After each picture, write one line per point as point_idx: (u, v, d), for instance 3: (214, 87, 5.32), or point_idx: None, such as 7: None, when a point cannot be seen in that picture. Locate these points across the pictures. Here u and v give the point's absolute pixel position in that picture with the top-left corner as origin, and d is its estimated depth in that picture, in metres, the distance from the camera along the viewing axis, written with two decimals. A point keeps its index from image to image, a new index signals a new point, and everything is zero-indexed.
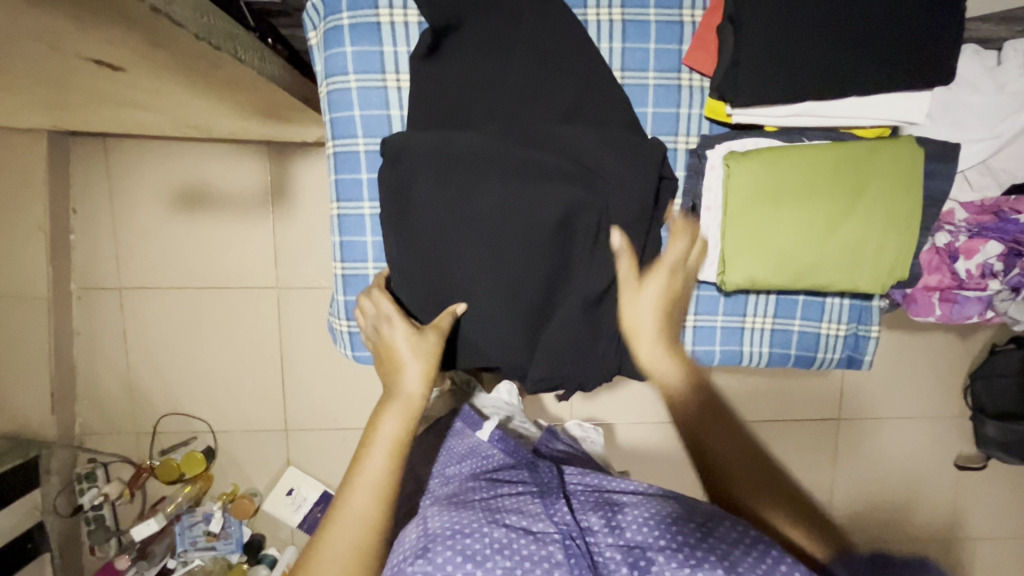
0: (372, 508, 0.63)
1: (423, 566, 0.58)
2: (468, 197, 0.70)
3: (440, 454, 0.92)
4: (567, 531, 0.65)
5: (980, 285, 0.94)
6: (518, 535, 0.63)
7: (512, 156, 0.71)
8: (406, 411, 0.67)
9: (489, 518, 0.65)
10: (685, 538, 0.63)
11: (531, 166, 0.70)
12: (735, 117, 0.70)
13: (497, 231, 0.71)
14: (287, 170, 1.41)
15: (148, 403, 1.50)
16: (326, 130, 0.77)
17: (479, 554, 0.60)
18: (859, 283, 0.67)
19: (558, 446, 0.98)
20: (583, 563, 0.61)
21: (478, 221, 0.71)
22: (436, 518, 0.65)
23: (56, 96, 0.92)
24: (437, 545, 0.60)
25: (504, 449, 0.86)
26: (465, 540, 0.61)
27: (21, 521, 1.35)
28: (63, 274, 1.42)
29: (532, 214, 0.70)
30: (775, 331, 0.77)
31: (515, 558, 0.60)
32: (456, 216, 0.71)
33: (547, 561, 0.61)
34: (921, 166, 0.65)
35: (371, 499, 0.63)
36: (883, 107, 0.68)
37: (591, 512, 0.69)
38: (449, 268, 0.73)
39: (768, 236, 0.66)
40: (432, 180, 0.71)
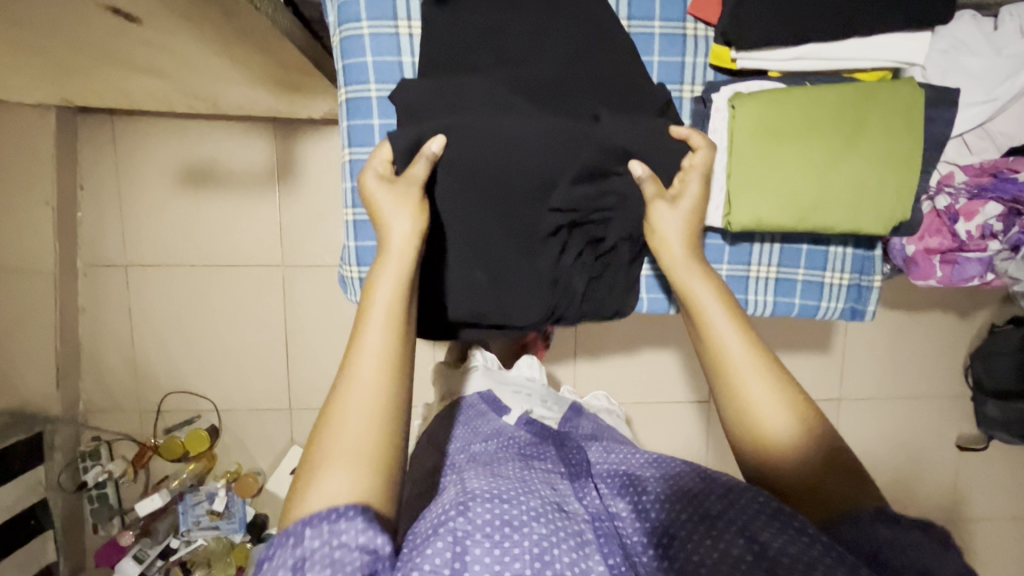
0: (381, 379, 0.55)
1: (463, 524, 0.58)
2: (489, 144, 0.70)
3: (465, 432, 0.91)
4: (596, 514, 0.67)
5: (980, 246, 0.96)
6: (553, 508, 0.64)
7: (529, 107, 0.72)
8: (399, 279, 0.59)
9: (525, 488, 0.66)
10: (709, 508, 0.62)
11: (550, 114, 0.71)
12: (740, 61, 0.72)
13: (519, 179, 0.71)
14: (292, 147, 1.43)
15: (153, 381, 1.50)
16: (338, 78, 0.78)
17: (517, 519, 0.60)
18: (862, 225, 0.68)
19: (583, 422, 0.98)
20: (613, 544, 0.63)
21: (500, 169, 0.71)
22: (475, 483, 0.65)
23: (67, 56, 0.94)
24: (477, 506, 0.60)
25: (529, 431, 0.87)
26: (503, 507, 0.61)
27: (25, 497, 1.35)
28: (70, 250, 1.43)
29: (553, 159, 0.70)
30: (779, 281, 0.78)
31: (552, 526, 0.61)
32: (479, 165, 0.70)
33: (580, 538, 0.62)
34: (921, 104, 0.66)
35: (377, 366, 0.55)
36: (883, 49, 0.69)
37: (618, 496, 0.70)
38: (467, 216, 0.73)
39: (776, 179, 0.68)
40: (454, 129, 0.69)
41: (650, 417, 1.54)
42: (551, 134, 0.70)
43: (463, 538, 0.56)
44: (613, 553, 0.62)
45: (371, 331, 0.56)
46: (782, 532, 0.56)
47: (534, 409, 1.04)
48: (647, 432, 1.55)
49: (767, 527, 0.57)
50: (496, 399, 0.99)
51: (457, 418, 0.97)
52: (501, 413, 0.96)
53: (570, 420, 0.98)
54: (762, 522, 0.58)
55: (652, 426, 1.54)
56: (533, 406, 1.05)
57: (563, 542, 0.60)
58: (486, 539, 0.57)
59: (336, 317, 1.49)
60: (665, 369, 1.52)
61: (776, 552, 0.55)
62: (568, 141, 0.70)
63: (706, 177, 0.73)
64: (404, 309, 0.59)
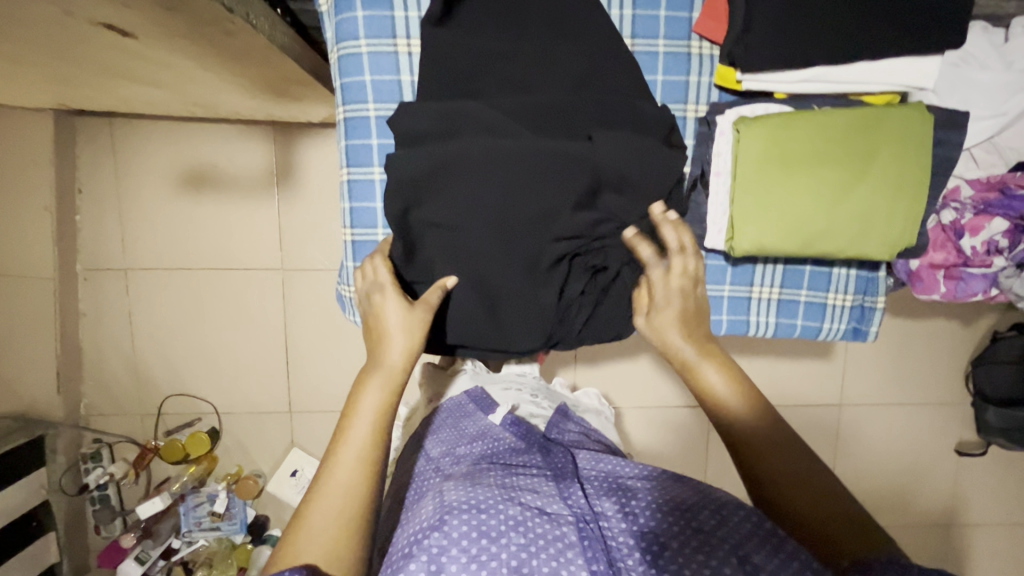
0: (359, 477, 0.57)
1: (438, 540, 0.60)
2: (490, 176, 0.70)
3: (451, 434, 0.89)
4: (580, 515, 0.66)
5: (984, 262, 0.95)
6: (533, 514, 0.65)
7: (530, 134, 0.71)
8: (388, 386, 0.63)
9: (505, 495, 0.67)
10: (701, 523, 0.63)
11: (555, 146, 0.70)
12: (746, 83, 0.71)
13: (519, 209, 0.71)
14: (292, 151, 1.41)
15: (154, 384, 1.50)
16: (336, 96, 0.77)
17: (493, 530, 0.61)
18: (866, 252, 0.68)
19: (569, 426, 0.95)
20: (595, 547, 0.62)
21: (501, 201, 0.70)
22: (453, 493, 0.66)
23: (63, 68, 0.93)
24: (454, 519, 0.61)
25: (515, 433, 0.84)
26: (480, 517, 0.62)
27: (28, 500, 1.36)
28: (70, 254, 1.42)
29: (555, 191, 0.70)
30: (781, 302, 0.77)
31: (529, 537, 0.62)
32: (479, 195, 0.70)
33: (559, 543, 0.62)
34: (929, 132, 0.65)
35: (359, 464, 0.58)
36: (891, 72, 0.68)
37: (605, 496, 0.70)
38: (462, 237, 0.72)
39: (780, 204, 0.67)
40: (459, 164, 0.70)
41: (649, 423, 1.54)
42: (552, 169, 0.70)
43: (439, 555, 0.59)
44: (597, 557, 0.61)
45: (355, 431, 0.60)
46: (772, 555, 0.57)
47: (522, 405, 1.00)
48: (646, 438, 1.55)
49: (762, 546, 0.59)
50: (484, 397, 0.95)
51: (442, 418, 0.95)
52: (488, 412, 0.92)
53: (557, 423, 0.94)
54: (756, 543, 0.59)
55: (652, 432, 1.54)
56: (521, 401, 1.01)
57: (542, 552, 0.61)
58: (462, 554, 0.59)
59: (336, 322, 1.49)
60: (666, 374, 1.51)
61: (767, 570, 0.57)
62: (569, 171, 0.70)
63: (710, 200, 0.71)
64: (391, 410, 0.62)
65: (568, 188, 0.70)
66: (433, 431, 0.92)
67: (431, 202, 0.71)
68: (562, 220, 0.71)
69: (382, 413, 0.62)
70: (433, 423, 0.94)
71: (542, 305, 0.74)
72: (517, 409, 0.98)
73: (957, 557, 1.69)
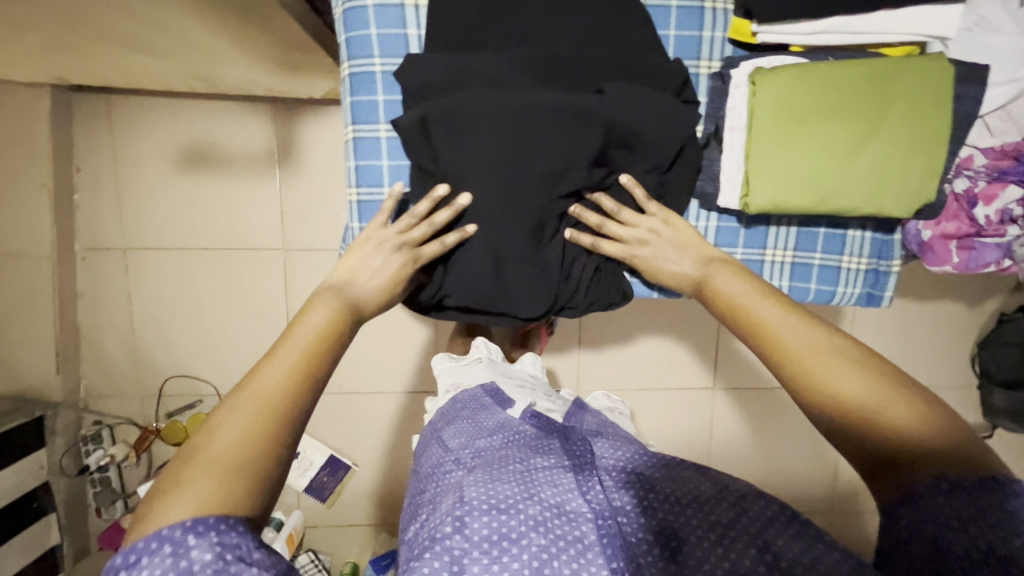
0: (282, 387, 0.53)
1: (460, 542, 0.59)
2: (502, 133, 0.68)
3: (469, 425, 0.88)
4: (599, 512, 0.65)
5: (998, 230, 0.94)
6: (553, 514, 0.64)
7: (540, 91, 0.69)
8: (336, 308, 0.60)
9: (524, 493, 0.66)
10: (720, 516, 0.63)
11: (565, 101, 0.68)
12: (760, 36, 0.70)
13: (531, 168, 0.69)
14: (293, 128, 1.39)
15: (154, 366, 1.49)
16: (340, 51, 0.75)
17: (513, 532, 0.61)
18: (885, 207, 0.66)
19: (587, 417, 0.93)
20: (615, 545, 0.62)
21: (513, 161, 0.69)
22: (472, 490, 0.66)
23: (61, 33, 0.91)
24: (474, 521, 0.61)
25: (535, 426, 0.84)
26: (500, 519, 0.62)
27: (27, 480, 1.35)
28: (68, 233, 1.40)
29: (567, 148, 0.69)
30: (795, 265, 0.76)
31: (549, 537, 0.61)
32: (488, 153, 0.68)
33: (580, 544, 0.62)
34: (950, 80, 0.64)
35: (287, 374, 0.54)
36: (912, 22, 0.66)
37: (624, 489, 0.69)
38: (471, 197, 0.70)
39: (796, 158, 0.65)
40: (471, 124, 0.68)
41: (653, 405, 1.53)
42: (562, 125, 0.69)
43: (461, 556, 0.58)
44: (616, 555, 0.61)
45: (285, 353, 0.55)
46: (800, 544, 0.58)
47: (538, 402, 0.99)
48: (650, 420, 1.53)
49: (788, 538, 0.59)
50: (499, 392, 0.96)
51: (459, 409, 0.94)
52: (505, 406, 0.92)
53: (574, 415, 0.94)
54: (777, 528, 0.61)
55: (656, 414, 1.53)
56: (536, 398, 1.01)
57: (563, 553, 0.60)
58: (483, 555, 0.59)
59: None
60: (671, 356, 1.50)
61: (788, 559, 0.57)
62: (580, 128, 0.69)
63: (724, 157, 0.70)
64: (333, 332, 0.58)
65: (578, 148, 0.70)
66: (451, 423, 0.91)
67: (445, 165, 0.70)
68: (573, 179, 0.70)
69: (324, 336, 0.57)
70: (449, 413, 0.94)
71: (550, 271, 0.73)
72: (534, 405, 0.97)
73: None
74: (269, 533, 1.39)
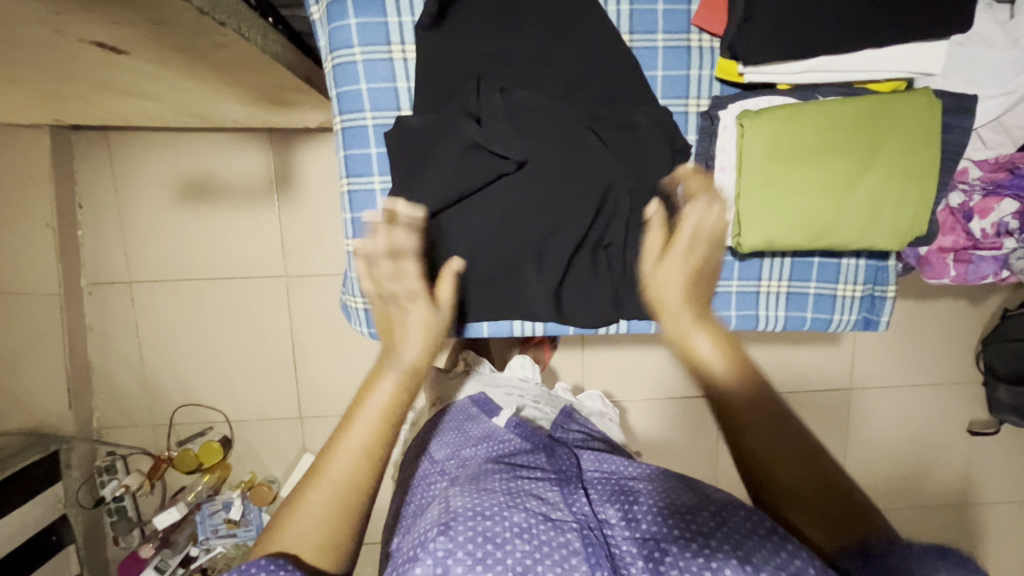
0: (357, 472, 0.56)
1: (444, 543, 0.61)
2: (513, 190, 0.72)
3: (454, 436, 0.92)
4: (584, 522, 0.67)
5: (994, 244, 0.94)
6: (538, 520, 0.65)
7: (540, 139, 0.71)
8: (401, 382, 0.60)
9: (510, 501, 0.68)
10: (701, 527, 0.63)
11: (568, 152, 0.71)
12: (747, 75, 0.70)
13: (535, 217, 0.72)
14: (290, 156, 1.40)
15: (164, 396, 1.51)
16: (332, 105, 0.76)
17: (499, 536, 0.62)
18: (876, 242, 0.67)
19: (573, 424, 0.97)
20: (600, 554, 0.63)
21: (526, 213, 0.72)
22: (458, 500, 0.68)
23: (56, 84, 0.92)
24: (460, 524, 0.63)
25: (519, 434, 0.87)
26: (486, 523, 0.63)
27: (45, 514, 1.38)
28: (74, 270, 1.42)
29: (573, 196, 0.72)
30: (790, 295, 0.77)
31: (534, 543, 0.62)
32: (500, 205, 0.72)
33: (564, 551, 0.63)
34: (938, 119, 0.64)
35: (349, 461, 0.56)
36: (898, 58, 0.67)
37: (609, 503, 0.70)
38: (475, 234, 0.73)
39: (787, 198, 0.66)
40: (479, 172, 0.71)
41: (658, 415, 1.53)
42: (568, 175, 0.71)
43: (445, 558, 0.60)
44: (602, 564, 0.61)
45: (357, 427, 0.58)
46: (773, 554, 0.58)
47: (526, 409, 1.05)
48: (657, 430, 1.54)
49: (761, 548, 0.59)
50: (487, 402, 0.98)
51: (448, 422, 0.97)
52: (491, 415, 0.95)
53: (561, 424, 0.95)
54: (757, 542, 0.60)
55: (661, 423, 1.54)
56: (525, 404, 1.06)
57: (547, 557, 0.62)
58: (468, 557, 0.60)
59: (344, 326, 1.50)
60: (675, 366, 1.51)
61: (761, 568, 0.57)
62: (583, 176, 0.71)
63: (715, 197, 0.71)
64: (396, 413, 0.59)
65: (575, 185, 0.71)
66: (439, 435, 0.95)
67: (462, 213, 0.73)
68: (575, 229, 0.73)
69: (388, 410, 0.59)
70: (439, 426, 0.97)
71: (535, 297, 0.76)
72: (522, 411, 1.03)
73: (971, 535, 1.70)
74: None
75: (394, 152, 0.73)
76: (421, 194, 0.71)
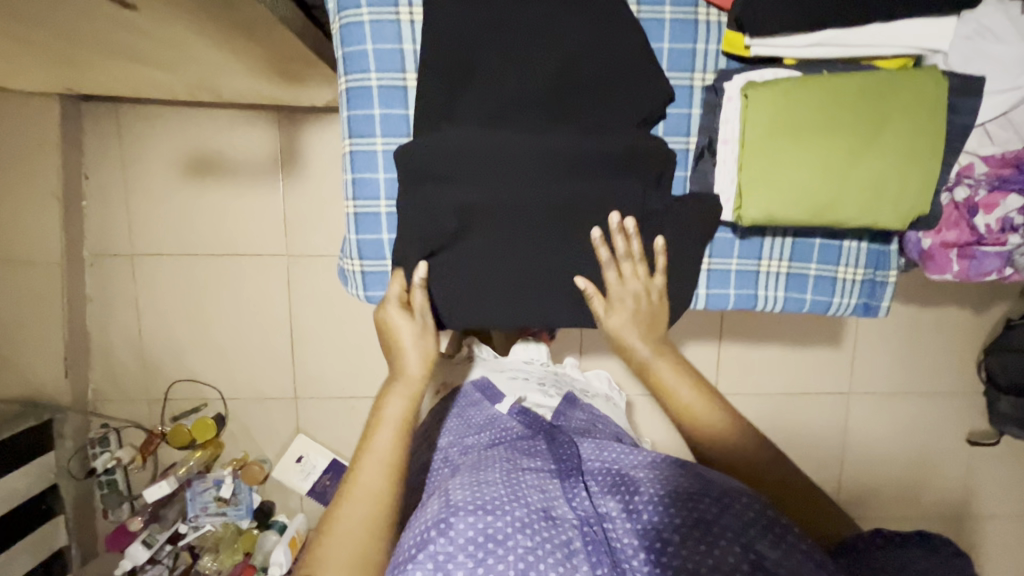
0: (384, 481, 0.64)
1: (444, 546, 0.59)
2: (517, 244, 0.74)
3: (458, 423, 0.91)
4: (584, 518, 0.66)
5: (999, 239, 0.93)
6: (539, 515, 0.64)
7: (530, 188, 0.73)
8: (409, 393, 0.70)
9: (511, 494, 0.66)
10: (704, 514, 0.64)
11: (569, 202, 0.73)
12: (753, 48, 0.70)
13: (546, 276, 0.75)
14: (295, 137, 1.41)
15: (160, 370, 1.51)
16: (338, 66, 0.76)
17: (500, 533, 0.60)
18: (879, 220, 0.67)
19: (576, 414, 0.95)
20: (600, 552, 0.62)
21: (540, 278, 0.75)
22: (459, 492, 0.65)
23: (68, 47, 0.93)
24: (459, 521, 0.60)
25: (522, 422, 0.86)
26: (486, 519, 0.61)
27: (35, 483, 1.37)
28: (77, 240, 1.43)
29: (570, 174, 0.73)
30: (790, 275, 0.78)
31: (536, 539, 0.61)
32: (503, 233, 0.73)
33: (566, 549, 0.62)
34: (943, 93, 0.65)
35: (379, 477, 0.64)
36: (901, 34, 0.67)
37: (608, 495, 0.70)
38: (471, 198, 0.72)
39: (792, 172, 0.66)
40: (480, 228, 0.73)
41: (655, 411, 1.51)
42: (569, 170, 0.73)
43: (445, 562, 0.58)
44: (601, 562, 0.61)
45: (382, 435, 0.67)
46: (776, 544, 0.60)
47: (529, 395, 1.00)
48: (652, 426, 1.52)
49: (764, 538, 0.61)
50: (489, 386, 0.98)
51: (451, 406, 0.97)
52: (495, 401, 0.94)
53: (564, 412, 0.94)
54: (758, 531, 0.62)
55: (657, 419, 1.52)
56: (528, 390, 1.01)
57: (550, 556, 0.60)
58: (469, 559, 0.58)
59: (342, 309, 1.49)
60: None
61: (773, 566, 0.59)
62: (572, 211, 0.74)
63: (719, 169, 0.73)
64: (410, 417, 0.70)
65: (571, 152, 0.72)
66: (442, 421, 0.93)
67: (462, 185, 0.73)
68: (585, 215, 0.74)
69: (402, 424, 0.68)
70: (441, 413, 0.95)
71: (534, 284, 0.74)
72: (524, 400, 0.98)
73: (966, 547, 1.68)
74: (273, 537, 1.46)
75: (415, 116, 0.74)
76: (419, 229, 0.73)
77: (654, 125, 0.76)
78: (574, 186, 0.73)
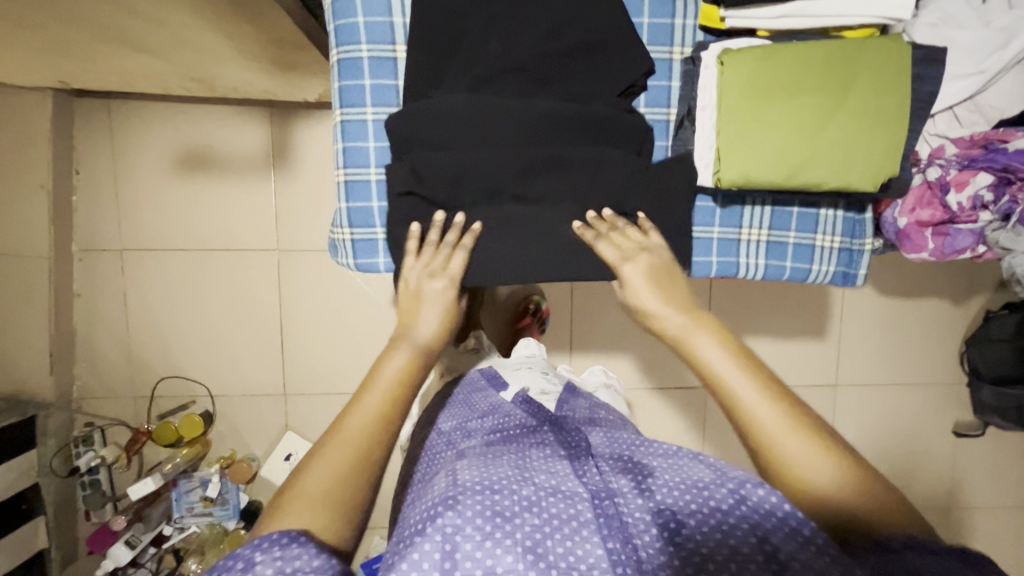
0: (371, 431, 0.58)
1: (452, 519, 0.58)
2: (512, 208, 0.76)
3: (463, 408, 0.91)
4: (595, 491, 0.65)
5: (971, 217, 0.96)
6: (547, 494, 0.64)
7: (517, 151, 0.75)
8: (412, 356, 0.65)
9: (519, 477, 0.66)
10: (718, 503, 0.60)
11: (560, 163, 0.75)
12: (729, 20, 0.74)
13: (541, 235, 0.76)
14: (288, 133, 1.43)
15: (146, 366, 1.50)
16: (329, 39, 0.79)
17: (507, 510, 0.60)
18: (851, 180, 0.71)
19: (579, 402, 0.95)
20: (611, 528, 0.61)
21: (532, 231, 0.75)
22: (467, 473, 0.66)
23: (63, 31, 0.95)
24: (468, 498, 0.61)
25: (528, 410, 0.84)
26: (494, 497, 0.61)
27: (17, 481, 1.34)
28: (66, 235, 1.42)
29: (556, 138, 0.76)
30: (770, 243, 0.82)
31: (544, 517, 0.61)
32: (491, 200, 0.76)
33: (574, 524, 0.61)
34: (905, 61, 0.70)
35: (366, 427, 0.58)
36: (867, 6, 0.71)
37: (619, 476, 0.69)
38: (458, 159, 0.74)
39: (767, 136, 0.71)
40: (470, 193, 0.76)
41: (645, 404, 1.52)
42: (554, 136, 0.76)
43: (453, 534, 0.57)
44: (614, 536, 0.60)
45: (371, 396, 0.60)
46: (792, 536, 0.54)
47: (533, 384, 1.00)
48: (642, 420, 1.52)
49: (779, 527, 0.55)
50: (496, 376, 0.99)
51: (458, 394, 0.97)
52: (500, 389, 0.95)
53: (566, 400, 0.94)
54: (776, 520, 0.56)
55: (648, 413, 1.52)
56: (534, 381, 1.01)
57: (558, 532, 0.60)
58: (476, 532, 0.57)
59: (332, 304, 1.49)
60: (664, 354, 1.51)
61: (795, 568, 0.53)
62: (557, 173, 0.76)
63: (697, 135, 0.76)
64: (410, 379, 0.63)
65: (556, 121, 0.75)
66: (448, 408, 0.94)
67: (450, 148, 0.75)
68: (573, 176, 0.76)
69: (403, 383, 0.62)
70: (448, 399, 0.97)
71: (521, 247, 0.76)
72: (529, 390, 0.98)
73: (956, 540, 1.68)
74: None
75: (405, 86, 0.77)
76: (406, 193, 0.76)
77: (635, 96, 0.80)
78: (558, 149, 0.75)
